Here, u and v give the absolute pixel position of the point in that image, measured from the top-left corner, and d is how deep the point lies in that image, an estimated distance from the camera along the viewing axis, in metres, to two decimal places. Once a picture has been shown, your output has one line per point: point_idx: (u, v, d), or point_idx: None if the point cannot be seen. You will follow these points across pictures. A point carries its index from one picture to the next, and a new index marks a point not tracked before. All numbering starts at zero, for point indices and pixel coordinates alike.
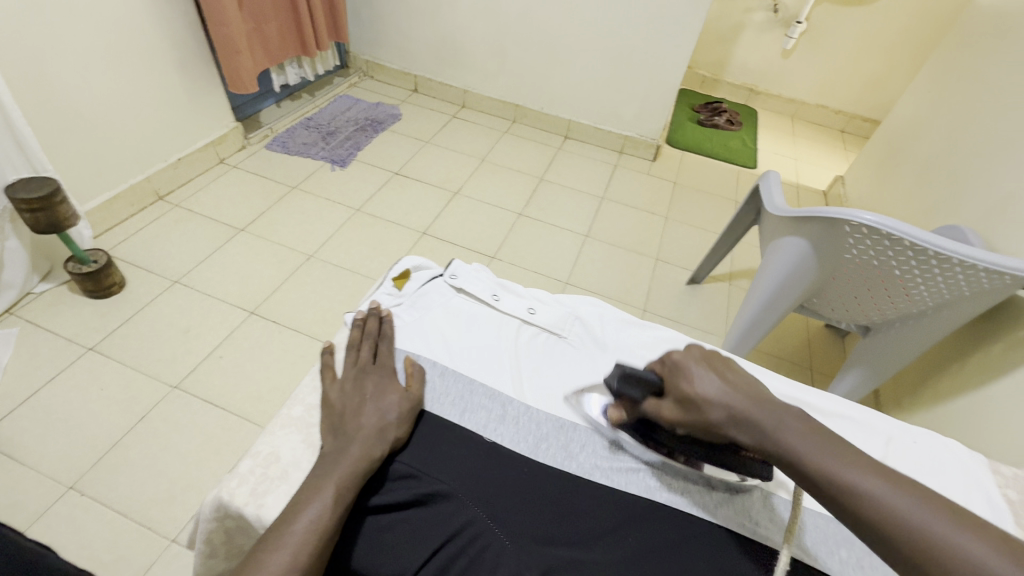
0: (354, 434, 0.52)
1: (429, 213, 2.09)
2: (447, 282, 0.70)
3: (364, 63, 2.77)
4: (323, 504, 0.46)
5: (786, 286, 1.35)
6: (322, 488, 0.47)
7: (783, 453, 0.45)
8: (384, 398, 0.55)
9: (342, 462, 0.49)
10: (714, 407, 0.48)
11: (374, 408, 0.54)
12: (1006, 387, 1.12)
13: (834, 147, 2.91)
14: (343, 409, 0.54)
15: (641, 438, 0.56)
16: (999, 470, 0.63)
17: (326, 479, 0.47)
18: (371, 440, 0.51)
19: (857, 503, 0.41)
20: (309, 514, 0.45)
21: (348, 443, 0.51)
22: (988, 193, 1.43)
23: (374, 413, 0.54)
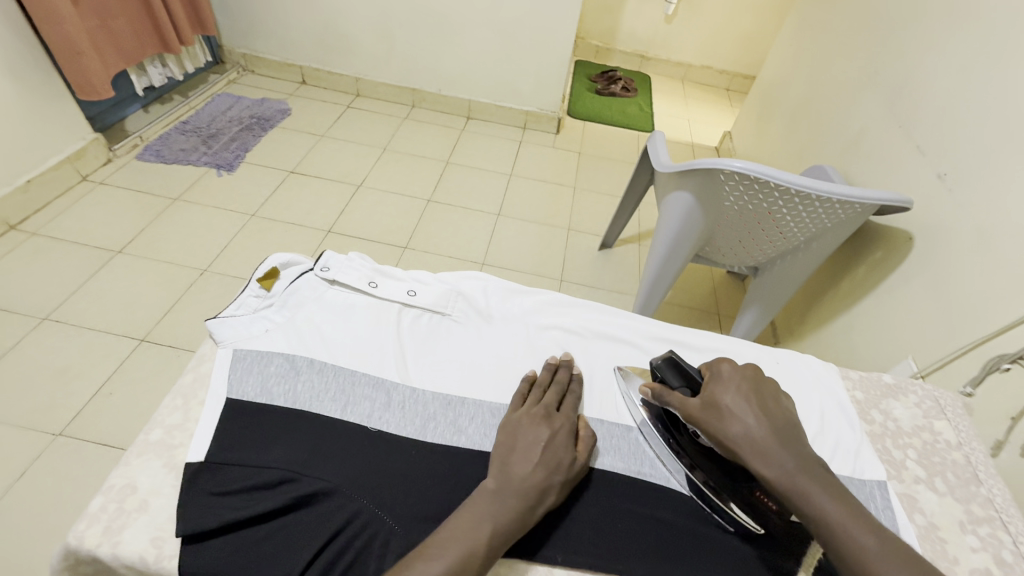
0: (519, 465, 0.50)
1: (333, 209, 2.00)
2: (319, 275, 0.67)
3: (242, 57, 2.56)
4: (477, 541, 0.44)
5: (681, 239, 1.42)
6: (475, 526, 0.45)
7: (794, 493, 0.46)
8: (551, 423, 0.54)
9: (507, 493, 0.48)
10: (740, 426, 0.50)
11: (539, 434, 0.53)
12: (873, 304, 1.26)
13: (721, 105, 3.10)
14: (517, 439, 0.52)
15: (664, 433, 0.58)
16: (848, 376, 0.72)
17: (485, 515, 0.46)
18: (551, 466, 0.50)
19: (845, 549, 0.43)
20: (450, 553, 0.42)
21: (517, 476, 0.49)
22: (843, 133, 1.58)
23: (545, 437, 0.52)
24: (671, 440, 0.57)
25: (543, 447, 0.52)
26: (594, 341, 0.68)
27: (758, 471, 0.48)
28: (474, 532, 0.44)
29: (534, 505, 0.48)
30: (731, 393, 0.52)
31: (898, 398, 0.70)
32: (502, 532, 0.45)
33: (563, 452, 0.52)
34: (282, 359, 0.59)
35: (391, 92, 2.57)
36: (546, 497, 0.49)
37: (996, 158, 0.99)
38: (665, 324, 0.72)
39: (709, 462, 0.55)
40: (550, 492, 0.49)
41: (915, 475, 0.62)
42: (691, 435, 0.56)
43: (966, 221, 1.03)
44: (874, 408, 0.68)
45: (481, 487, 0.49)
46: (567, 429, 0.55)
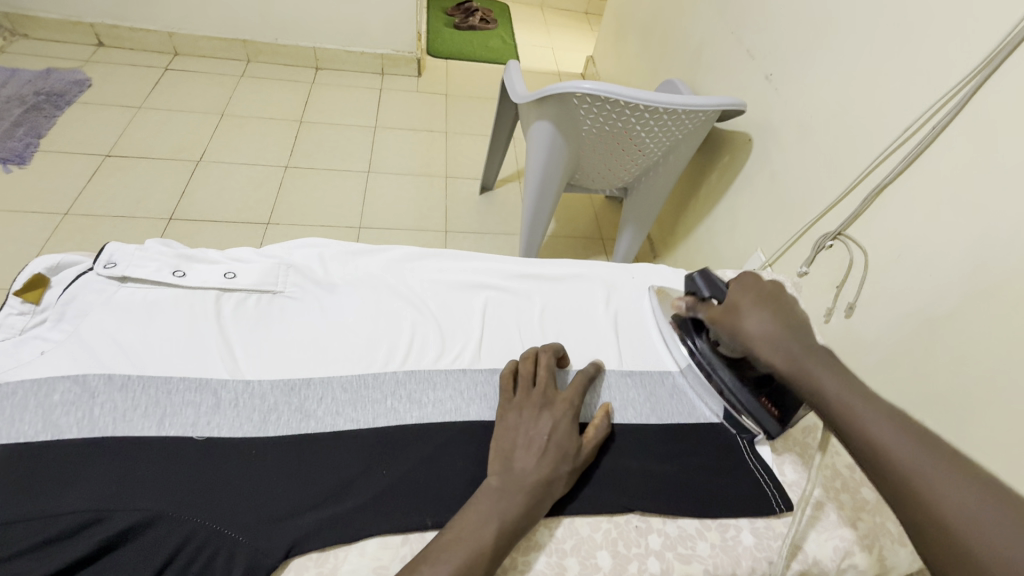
0: (524, 460, 0.47)
1: (170, 192, 1.73)
2: (103, 273, 0.55)
3: (5, 19, 2.04)
4: (494, 534, 0.42)
5: (549, 171, 1.41)
6: (484, 520, 0.42)
7: (808, 387, 0.46)
8: (555, 409, 0.51)
9: (514, 487, 0.45)
10: (757, 324, 0.52)
11: (545, 423, 0.49)
12: (726, 207, 1.36)
13: (581, 30, 3.08)
14: (529, 426, 0.49)
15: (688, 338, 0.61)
16: (697, 277, 0.76)
17: (499, 505, 0.44)
18: (557, 457, 0.48)
19: (854, 428, 0.42)
20: (464, 550, 0.40)
21: (529, 470, 0.46)
22: (688, 44, 1.63)
23: (552, 428, 0.49)
24: (694, 343, 0.60)
25: (548, 439, 0.48)
26: (450, 291, 0.64)
27: (770, 364, 0.50)
28: (485, 525, 0.42)
29: (540, 501, 0.45)
30: (751, 297, 0.54)
31: None
32: (514, 531, 0.43)
33: (566, 442, 0.49)
34: (70, 382, 0.48)
35: (216, 47, 2.21)
36: (554, 489, 0.46)
37: (809, 52, 1.06)
38: (522, 259, 0.70)
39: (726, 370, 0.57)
40: (558, 484, 0.47)
41: None
42: (714, 341, 0.58)
43: (789, 117, 1.12)
44: None
45: (485, 484, 0.46)
46: (574, 418, 0.51)
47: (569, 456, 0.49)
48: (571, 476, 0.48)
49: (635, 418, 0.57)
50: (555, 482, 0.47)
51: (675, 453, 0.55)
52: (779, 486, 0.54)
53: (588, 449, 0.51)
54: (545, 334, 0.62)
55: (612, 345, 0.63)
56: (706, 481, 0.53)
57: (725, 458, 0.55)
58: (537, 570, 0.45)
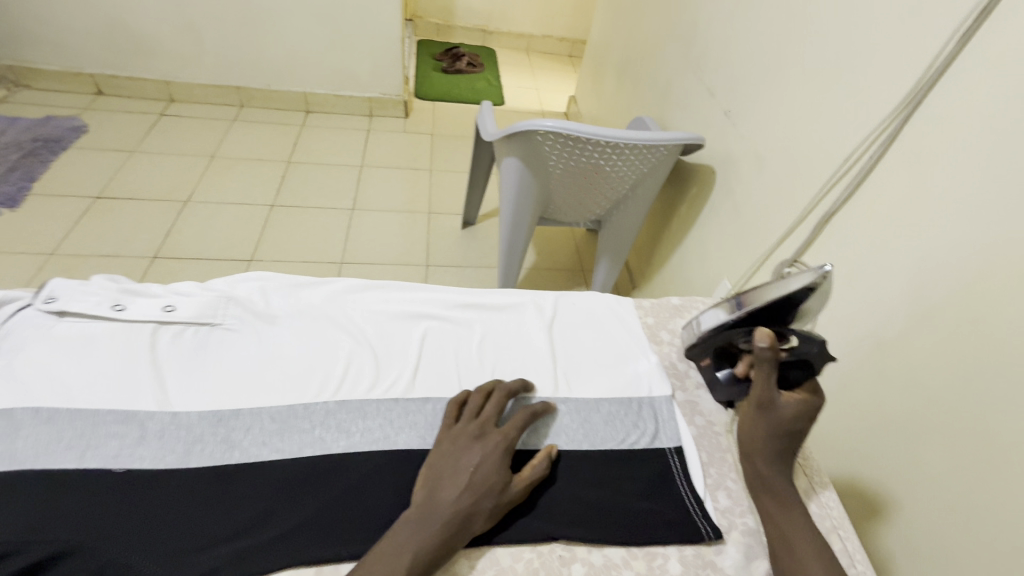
0: (449, 491, 0.47)
1: (156, 231, 1.76)
2: (42, 308, 0.57)
3: (10, 71, 2.14)
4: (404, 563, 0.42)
5: (520, 205, 1.44)
6: (396, 551, 0.43)
7: (779, 499, 0.51)
8: (487, 440, 0.51)
9: (432, 516, 0.45)
10: (785, 417, 0.54)
11: (474, 454, 0.50)
12: (696, 237, 1.38)
13: (565, 72, 3.21)
14: (461, 454, 0.50)
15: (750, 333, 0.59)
16: (642, 304, 0.75)
17: (413, 533, 0.44)
18: (480, 489, 0.48)
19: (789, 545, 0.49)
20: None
21: (451, 499, 0.47)
22: (656, 83, 1.69)
23: (479, 462, 0.50)
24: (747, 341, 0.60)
25: (474, 471, 0.49)
26: (388, 322, 0.65)
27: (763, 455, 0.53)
28: (398, 553, 0.43)
29: (457, 533, 0.45)
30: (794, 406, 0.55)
31: (685, 315, 0.74)
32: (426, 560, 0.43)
33: (491, 474, 0.49)
34: None
35: (211, 93, 2.31)
36: (474, 523, 0.46)
37: (761, 88, 1.11)
38: (466, 288, 0.71)
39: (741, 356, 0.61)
40: (479, 518, 0.47)
41: (697, 381, 0.66)
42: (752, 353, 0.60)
43: (746, 149, 1.16)
44: (663, 328, 0.72)
45: (404, 513, 0.46)
46: (508, 450, 0.51)
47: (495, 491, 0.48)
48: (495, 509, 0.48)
49: (567, 444, 0.57)
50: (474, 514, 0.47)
51: (609, 482, 0.54)
52: (707, 513, 0.53)
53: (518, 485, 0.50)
54: (483, 363, 0.62)
55: (551, 372, 0.63)
56: (638, 509, 0.52)
57: (655, 485, 0.55)
58: None
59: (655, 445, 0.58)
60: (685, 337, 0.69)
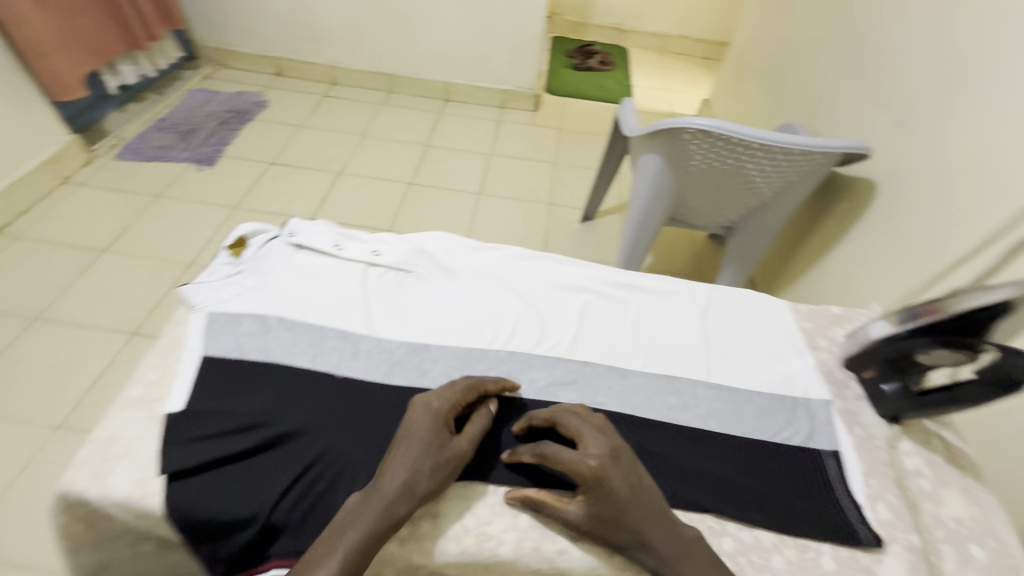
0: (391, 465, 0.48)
1: (314, 197, 2.01)
2: (286, 241, 0.70)
3: (215, 52, 2.54)
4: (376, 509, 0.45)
5: (653, 203, 1.44)
6: (368, 500, 0.46)
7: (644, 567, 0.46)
8: (419, 409, 0.52)
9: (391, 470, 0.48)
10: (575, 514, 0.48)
11: (405, 425, 0.51)
12: (843, 254, 1.29)
13: (698, 74, 3.11)
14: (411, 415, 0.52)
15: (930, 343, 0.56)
16: (798, 308, 0.74)
17: (378, 485, 0.47)
18: (417, 454, 0.49)
19: None
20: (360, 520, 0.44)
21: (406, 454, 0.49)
22: (809, 89, 1.60)
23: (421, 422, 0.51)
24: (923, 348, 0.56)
25: (413, 439, 0.50)
26: (552, 290, 0.70)
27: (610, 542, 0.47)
28: (370, 500, 0.46)
29: (403, 500, 0.46)
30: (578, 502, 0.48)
31: (845, 325, 0.72)
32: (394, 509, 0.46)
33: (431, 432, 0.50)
34: (254, 319, 0.62)
35: (367, 79, 2.56)
36: (417, 486, 0.47)
37: (949, 97, 1.01)
38: (623, 270, 0.74)
39: (911, 366, 0.59)
40: (422, 480, 0.48)
41: (857, 392, 0.64)
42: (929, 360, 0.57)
43: (922, 162, 1.06)
44: (821, 334, 0.70)
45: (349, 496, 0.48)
46: (443, 415, 0.52)
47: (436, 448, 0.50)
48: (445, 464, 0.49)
49: (718, 427, 0.58)
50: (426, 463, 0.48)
51: (760, 470, 0.55)
52: (865, 520, 0.52)
53: (465, 442, 0.51)
54: (638, 340, 0.66)
55: (703, 358, 0.65)
56: (792, 502, 0.53)
57: (809, 483, 0.54)
58: None
59: (809, 445, 0.58)
60: (848, 346, 0.67)
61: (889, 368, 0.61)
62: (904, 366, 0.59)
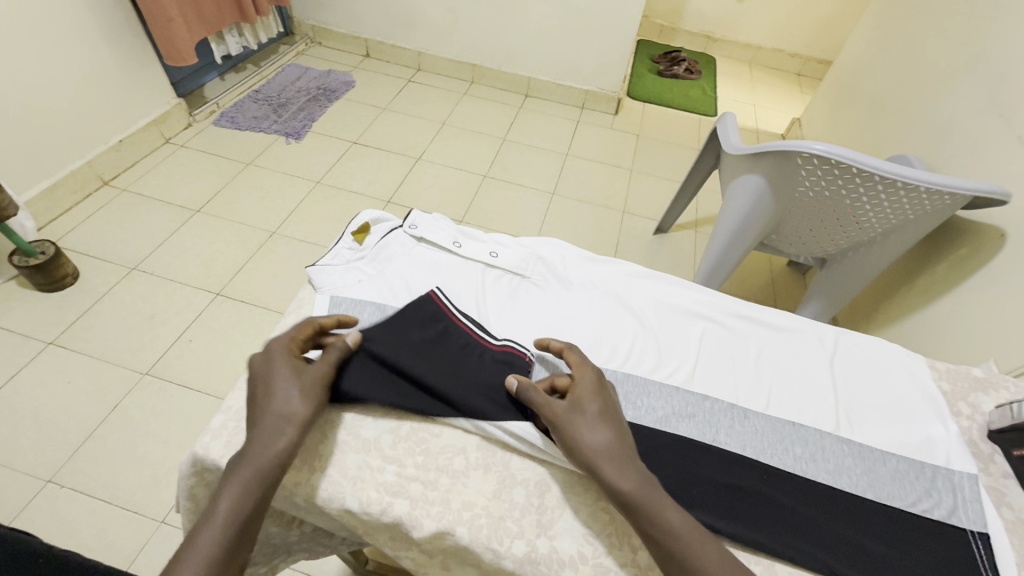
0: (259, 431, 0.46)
1: (392, 179, 2.04)
2: (407, 232, 0.70)
3: (310, 29, 2.62)
4: (250, 469, 0.44)
5: (745, 224, 1.38)
6: (241, 462, 0.44)
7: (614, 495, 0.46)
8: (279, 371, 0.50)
9: (259, 426, 0.46)
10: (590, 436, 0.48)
11: (261, 391, 0.48)
12: (955, 303, 1.19)
13: (790, 91, 2.95)
14: (253, 376, 0.50)
15: None
16: (935, 366, 0.68)
17: (247, 446, 0.45)
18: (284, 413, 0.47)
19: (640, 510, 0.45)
20: (240, 481, 0.43)
21: (266, 410, 0.47)
22: (932, 120, 1.47)
23: (276, 364, 0.50)
24: None
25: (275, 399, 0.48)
26: (669, 314, 0.68)
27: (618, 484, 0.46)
28: (245, 462, 0.44)
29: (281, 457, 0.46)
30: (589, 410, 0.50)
31: (989, 393, 0.65)
32: (274, 465, 0.45)
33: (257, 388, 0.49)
34: (374, 307, 0.63)
35: (452, 67, 2.58)
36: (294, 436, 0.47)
37: None
38: (742, 301, 0.71)
39: None
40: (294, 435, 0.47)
41: (1004, 470, 0.58)
42: None
43: None
44: (961, 399, 0.64)
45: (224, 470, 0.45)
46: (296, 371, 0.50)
47: (295, 375, 0.50)
48: (313, 392, 0.50)
49: (849, 487, 0.54)
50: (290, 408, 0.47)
51: (898, 539, 0.51)
52: None
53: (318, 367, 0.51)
54: (759, 378, 0.63)
55: (832, 408, 0.60)
56: None
57: (953, 564, 0.49)
58: None
59: (953, 521, 0.53)
60: (996, 417, 0.61)
61: None
62: None
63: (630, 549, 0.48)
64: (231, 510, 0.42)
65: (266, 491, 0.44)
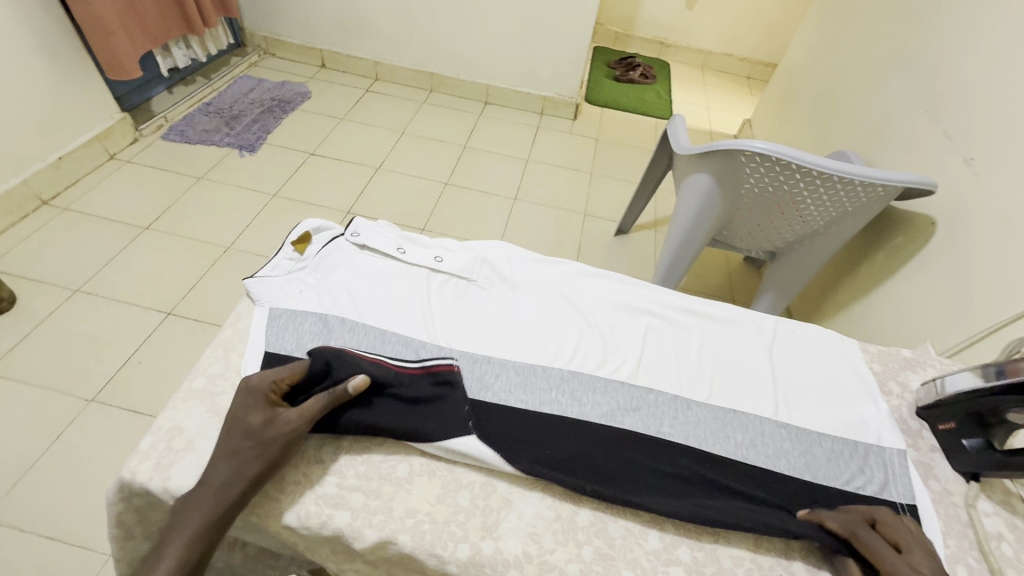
0: (212, 478, 0.46)
1: (352, 190, 2.01)
2: (350, 240, 0.70)
3: (263, 40, 2.58)
4: (195, 517, 0.44)
5: (698, 222, 1.41)
6: (189, 508, 0.44)
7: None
8: (243, 422, 0.49)
9: (212, 473, 0.46)
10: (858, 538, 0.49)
11: (225, 437, 0.48)
12: (893, 290, 1.25)
13: (740, 93, 3.06)
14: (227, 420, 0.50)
15: (1009, 405, 0.53)
16: (867, 348, 0.71)
17: (193, 495, 0.45)
18: (239, 465, 0.46)
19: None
20: (185, 531, 0.43)
21: (222, 455, 0.47)
22: (867, 117, 1.55)
23: (248, 412, 0.49)
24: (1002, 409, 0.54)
25: (236, 452, 0.47)
26: (614, 310, 0.69)
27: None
28: (190, 510, 0.44)
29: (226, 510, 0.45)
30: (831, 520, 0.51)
31: (917, 371, 0.69)
32: (218, 515, 0.45)
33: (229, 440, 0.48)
34: (315, 318, 0.61)
35: (410, 76, 2.57)
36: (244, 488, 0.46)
37: None
38: (684, 294, 0.73)
39: (991, 427, 0.56)
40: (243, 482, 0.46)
41: (931, 445, 0.61)
42: (1008, 422, 0.54)
43: (991, 206, 1.02)
44: (892, 379, 0.67)
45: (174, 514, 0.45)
46: (262, 425, 0.48)
47: (263, 428, 0.48)
48: (276, 444, 0.48)
49: (788, 470, 0.56)
50: (245, 466, 0.46)
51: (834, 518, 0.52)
52: None
53: (296, 417, 0.49)
54: (701, 369, 0.64)
55: (770, 394, 0.62)
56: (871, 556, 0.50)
57: None
58: None
59: (884, 497, 0.55)
60: (922, 394, 0.64)
61: (967, 424, 0.58)
62: (982, 425, 0.57)
63: (575, 545, 0.49)
64: (179, 562, 0.42)
65: (214, 539, 0.44)
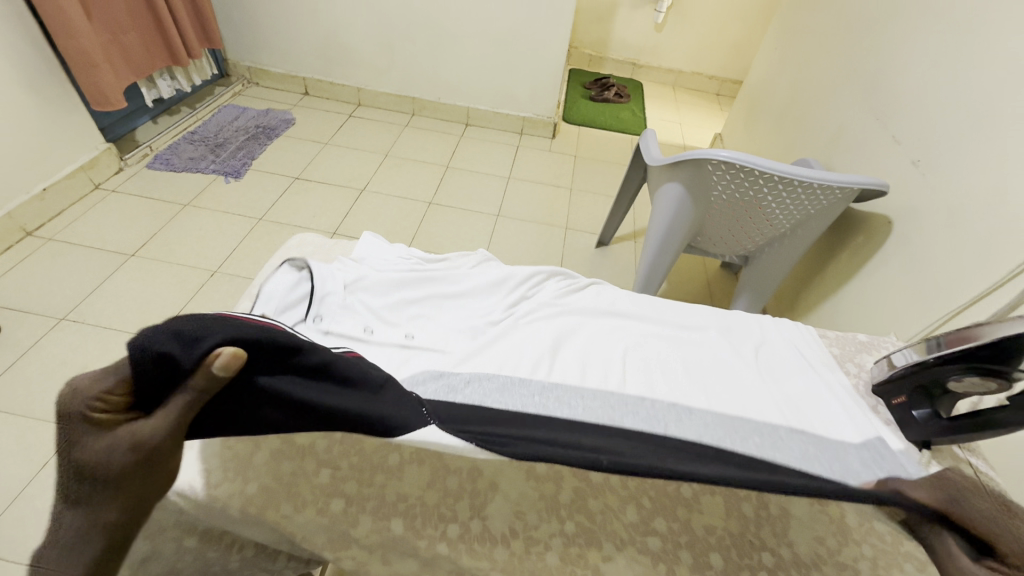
0: (66, 526, 0.41)
1: (337, 212, 2.05)
2: (312, 325, 0.70)
3: (246, 70, 2.64)
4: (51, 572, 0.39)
5: (672, 230, 1.48)
6: (50, 561, 0.40)
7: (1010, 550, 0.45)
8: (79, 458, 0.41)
9: (65, 522, 0.41)
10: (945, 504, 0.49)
11: (67, 480, 0.41)
12: (857, 286, 1.32)
13: (711, 109, 3.20)
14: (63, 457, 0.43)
15: (951, 372, 0.58)
16: (826, 335, 0.79)
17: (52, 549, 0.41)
18: (89, 508, 0.40)
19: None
20: None
21: (68, 501, 0.41)
22: (824, 127, 1.65)
23: (80, 446, 0.41)
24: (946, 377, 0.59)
25: (84, 493, 0.41)
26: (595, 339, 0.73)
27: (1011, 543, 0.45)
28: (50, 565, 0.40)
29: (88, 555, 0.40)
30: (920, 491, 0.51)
31: (872, 352, 0.76)
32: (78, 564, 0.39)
33: (69, 474, 0.41)
34: None
35: (392, 101, 2.65)
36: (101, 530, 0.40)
37: (967, 141, 1.04)
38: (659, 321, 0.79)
39: (936, 396, 0.61)
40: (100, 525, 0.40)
41: (886, 418, 0.66)
42: (951, 389, 0.59)
43: (937, 204, 1.10)
44: (849, 360, 0.74)
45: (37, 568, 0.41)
46: (105, 455, 0.40)
47: (104, 459, 0.40)
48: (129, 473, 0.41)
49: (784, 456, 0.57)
50: (99, 514, 0.40)
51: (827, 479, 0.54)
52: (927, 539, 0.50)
53: (148, 433, 0.41)
54: (684, 378, 0.68)
55: (752, 396, 0.66)
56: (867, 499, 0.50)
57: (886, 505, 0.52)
58: (652, 548, 0.51)
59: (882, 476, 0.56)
60: (876, 371, 0.70)
61: (914, 396, 0.63)
62: (928, 395, 0.62)
63: (558, 521, 0.52)
64: None
65: None
